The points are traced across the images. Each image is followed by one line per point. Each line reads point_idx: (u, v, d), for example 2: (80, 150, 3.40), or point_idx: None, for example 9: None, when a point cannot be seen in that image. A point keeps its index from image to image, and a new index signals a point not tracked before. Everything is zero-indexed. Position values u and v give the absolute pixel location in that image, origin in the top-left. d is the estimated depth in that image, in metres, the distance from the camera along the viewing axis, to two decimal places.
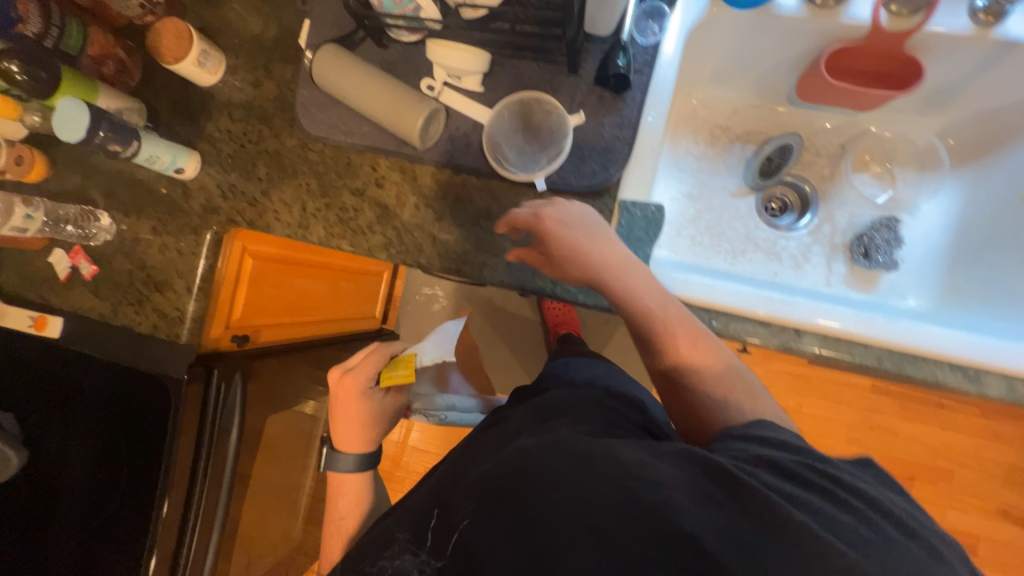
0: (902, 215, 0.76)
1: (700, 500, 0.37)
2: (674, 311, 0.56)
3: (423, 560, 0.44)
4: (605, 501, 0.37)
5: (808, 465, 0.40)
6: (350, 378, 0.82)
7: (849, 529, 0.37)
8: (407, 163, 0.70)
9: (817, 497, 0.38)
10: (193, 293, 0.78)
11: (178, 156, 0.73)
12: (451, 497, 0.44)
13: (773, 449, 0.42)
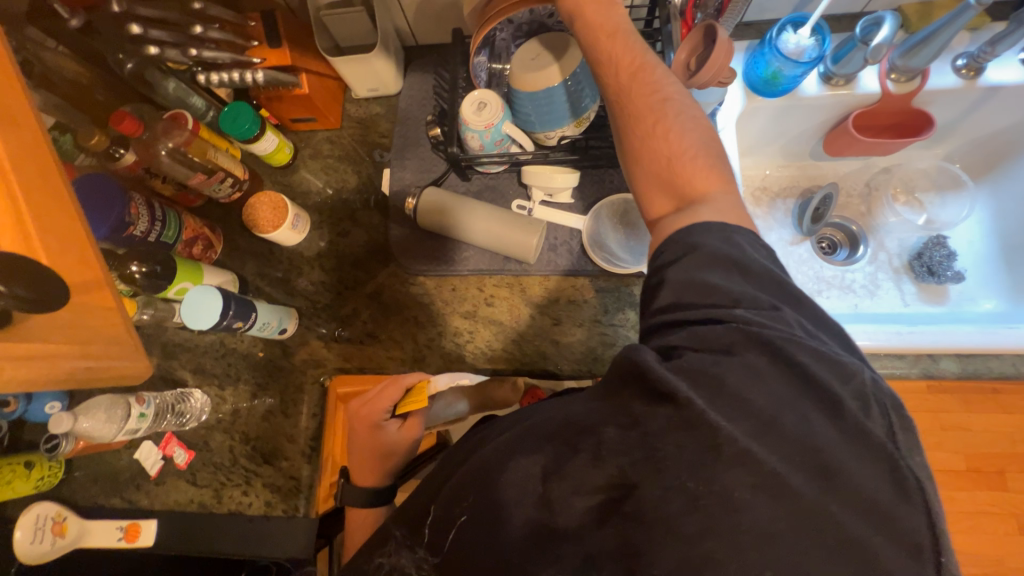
0: (943, 232, 0.85)
1: (619, 425, 0.39)
2: (653, 73, 0.50)
3: (422, 555, 0.48)
4: (583, 488, 0.39)
5: (726, 332, 0.38)
6: (361, 407, 0.62)
7: (765, 416, 0.35)
8: (513, 278, 0.74)
9: (735, 375, 0.36)
10: (308, 457, 0.74)
11: (282, 317, 0.72)
12: (449, 495, 0.46)
13: (692, 313, 0.40)
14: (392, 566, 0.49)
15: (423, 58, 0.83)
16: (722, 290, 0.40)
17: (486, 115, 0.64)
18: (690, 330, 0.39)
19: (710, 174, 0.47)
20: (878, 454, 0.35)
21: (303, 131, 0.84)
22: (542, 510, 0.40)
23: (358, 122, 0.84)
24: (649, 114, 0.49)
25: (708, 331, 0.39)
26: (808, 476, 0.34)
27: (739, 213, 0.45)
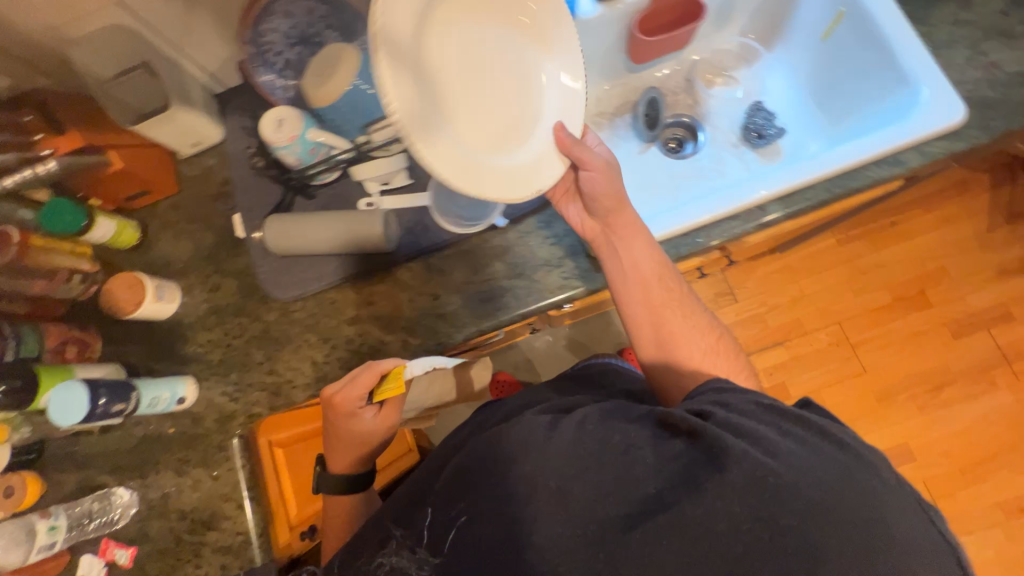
0: (758, 98, 0.93)
1: (659, 448, 0.46)
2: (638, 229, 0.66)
3: (422, 555, 0.50)
4: (608, 497, 0.44)
5: (763, 397, 0.51)
6: (340, 398, 0.65)
7: (805, 455, 0.45)
8: (384, 271, 0.76)
9: (786, 445, 0.45)
10: (247, 507, 0.73)
11: (175, 386, 0.73)
12: (465, 482, 0.50)
13: (726, 393, 0.52)
14: (393, 567, 0.51)
15: (234, 99, 0.84)
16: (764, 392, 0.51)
17: (287, 129, 0.66)
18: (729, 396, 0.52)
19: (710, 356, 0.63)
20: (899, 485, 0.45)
21: (146, 206, 0.84)
22: (547, 490, 0.45)
23: (196, 179, 0.85)
24: (656, 296, 0.65)
25: (748, 402, 0.51)
26: (837, 487, 0.43)
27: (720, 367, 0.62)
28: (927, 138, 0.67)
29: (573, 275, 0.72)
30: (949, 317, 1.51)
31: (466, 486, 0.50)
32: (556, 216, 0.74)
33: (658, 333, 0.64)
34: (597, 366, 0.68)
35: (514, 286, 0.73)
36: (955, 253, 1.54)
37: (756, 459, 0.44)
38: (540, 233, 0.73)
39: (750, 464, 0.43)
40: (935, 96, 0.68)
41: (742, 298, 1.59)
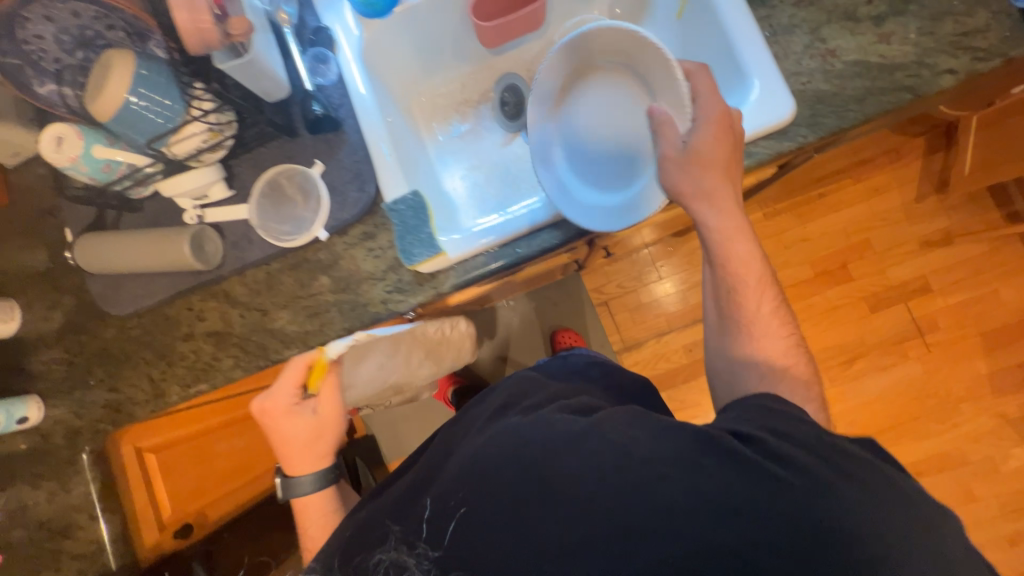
0: None
1: (691, 473, 0.43)
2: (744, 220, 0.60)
3: (422, 551, 0.48)
4: (615, 533, 0.42)
5: (777, 411, 0.50)
6: (269, 402, 0.68)
7: (817, 470, 0.44)
8: (214, 286, 0.74)
9: (840, 485, 0.43)
10: (100, 517, 0.78)
11: (12, 408, 0.74)
12: (464, 479, 0.49)
13: (776, 415, 0.50)
14: (391, 563, 0.49)
15: None
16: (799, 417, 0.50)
17: (65, 151, 0.63)
18: (749, 410, 0.51)
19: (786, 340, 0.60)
20: (910, 501, 0.44)
21: None
22: (586, 488, 0.44)
23: (25, 190, 0.81)
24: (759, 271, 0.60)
25: (758, 423, 0.49)
26: (841, 504, 0.42)
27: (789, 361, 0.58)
28: (750, 138, 0.64)
29: (395, 289, 0.71)
30: (868, 291, 1.50)
31: (466, 477, 0.49)
32: (380, 227, 0.71)
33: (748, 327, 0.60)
34: (558, 385, 0.63)
35: (340, 301, 0.72)
36: (880, 226, 1.51)
37: (784, 480, 0.43)
38: (365, 246, 0.71)
39: (826, 487, 0.43)
40: (765, 89, 0.64)
41: None
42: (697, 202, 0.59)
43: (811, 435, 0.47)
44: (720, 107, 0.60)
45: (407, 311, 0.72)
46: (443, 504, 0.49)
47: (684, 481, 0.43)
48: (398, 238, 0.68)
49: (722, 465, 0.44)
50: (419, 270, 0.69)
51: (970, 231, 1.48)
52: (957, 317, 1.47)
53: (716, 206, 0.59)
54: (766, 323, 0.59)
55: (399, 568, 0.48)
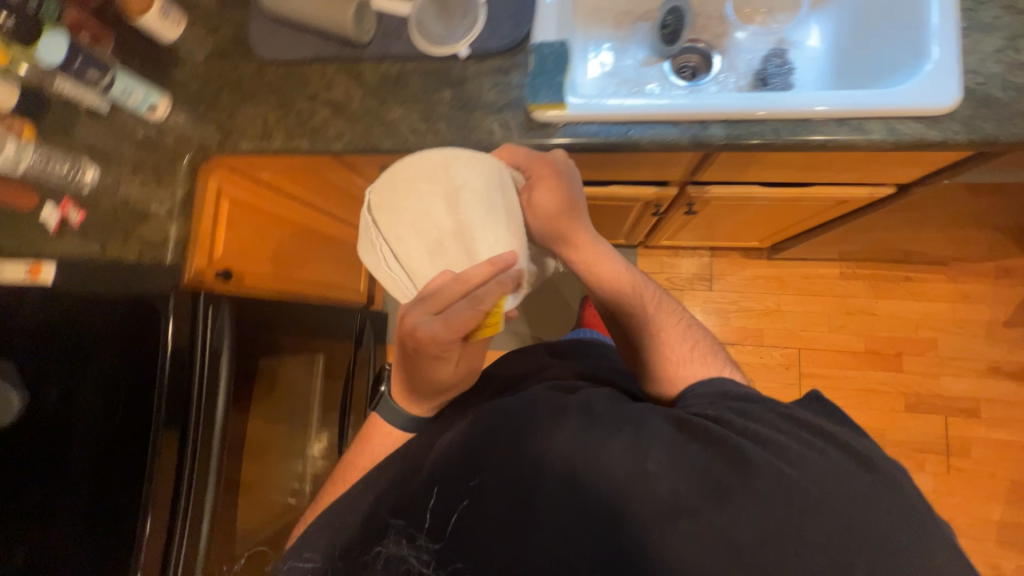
0: (789, 47, 0.87)
1: (670, 464, 0.56)
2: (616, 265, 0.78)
3: (422, 539, 0.58)
4: (608, 501, 0.55)
5: (738, 396, 0.64)
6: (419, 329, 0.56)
7: (775, 440, 0.57)
8: (350, 64, 0.81)
9: (808, 462, 0.55)
10: (175, 217, 0.88)
11: (150, 94, 0.84)
12: (457, 466, 0.60)
13: (737, 401, 0.63)
14: (393, 553, 0.58)
15: None
16: (760, 411, 0.62)
17: None
18: (701, 395, 0.67)
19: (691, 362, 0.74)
20: (855, 453, 0.56)
21: None
22: (566, 464, 0.57)
23: None
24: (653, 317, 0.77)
25: (720, 401, 0.65)
26: (803, 469, 0.54)
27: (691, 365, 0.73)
28: (900, 114, 0.64)
29: (504, 126, 0.75)
30: (912, 389, 1.43)
31: (472, 467, 0.59)
32: (516, 66, 0.76)
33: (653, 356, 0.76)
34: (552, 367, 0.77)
35: (452, 116, 0.76)
36: (955, 333, 1.44)
37: (762, 458, 0.55)
38: (494, 77, 0.76)
39: (796, 479, 0.54)
40: (937, 75, 0.63)
41: (717, 289, 1.56)
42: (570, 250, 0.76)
43: (781, 427, 0.60)
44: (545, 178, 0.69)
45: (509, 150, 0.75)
46: (450, 493, 0.59)
47: (658, 471, 0.55)
48: (531, 76, 0.71)
49: (702, 445, 0.57)
50: (534, 114, 0.73)
51: None
52: (994, 453, 1.38)
53: (579, 258, 0.77)
54: (661, 317, 0.77)
55: (401, 561, 0.57)
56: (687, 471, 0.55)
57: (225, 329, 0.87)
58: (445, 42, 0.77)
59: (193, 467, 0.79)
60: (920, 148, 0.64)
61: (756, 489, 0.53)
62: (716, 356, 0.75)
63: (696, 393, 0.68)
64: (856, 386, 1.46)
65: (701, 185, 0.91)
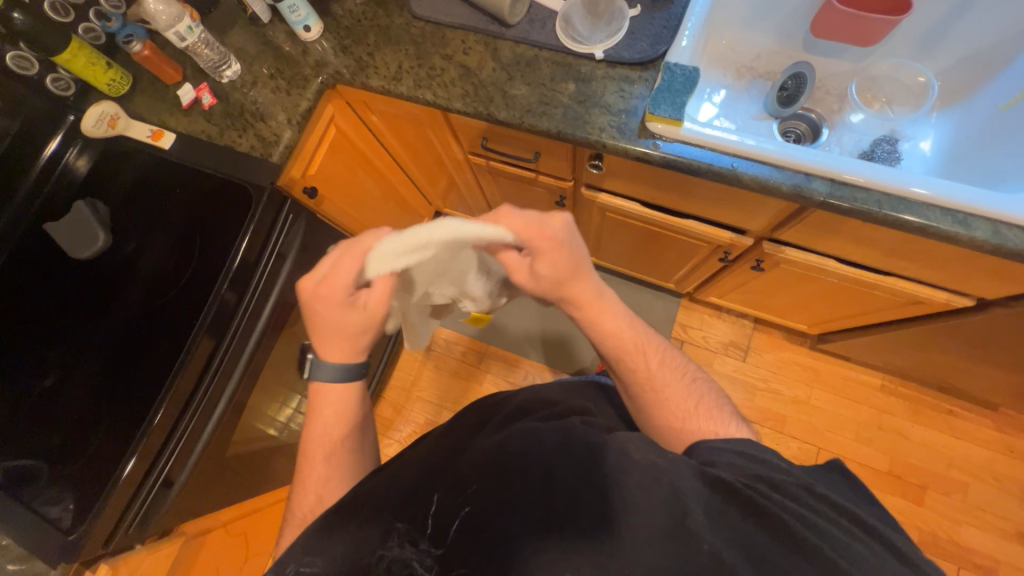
0: (901, 138, 0.89)
1: (709, 515, 0.49)
2: (615, 306, 0.71)
3: (425, 548, 0.52)
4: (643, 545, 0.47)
5: (764, 460, 0.57)
6: (326, 290, 0.62)
7: (819, 526, 0.50)
8: (490, 39, 0.88)
9: (840, 542, 0.49)
10: (290, 126, 0.94)
11: (310, 16, 0.92)
12: (470, 491, 0.54)
13: (770, 467, 0.56)
14: (397, 557, 0.52)
15: None
16: (789, 477, 0.55)
17: None
18: (720, 458, 0.58)
19: (708, 419, 0.67)
20: (898, 551, 0.50)
21: None
22: (590, 503, 0.50)
23: None
24: (658, 370, 0.70)
25: (750, 470, 0.56)
26: (846, 559, 0.47)
27: (698, 421, 0.67)
28: (1008, 220, 0.65)
29: (615, 128, 0.79)
30: (929, 528, 1.34)
31: (486, 486, 0.53)
32: (641, 79, 0.81)
33: (655, 413, 0.69)
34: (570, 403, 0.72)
35: (569, 107, 0.81)
36: (989, 484, 1.36)
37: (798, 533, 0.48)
38: (619, 84, 0.81)
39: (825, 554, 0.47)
40: None
41: (750, 362, 1.53)
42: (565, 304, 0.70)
43: (812, 497, 0.54)
44: (550, 247, 0.64)
45: (611, 150, 0.79)
46: (450, 501, 0.54)
47: (695, 522, 0.48)
48: (656, 90, 0.75)
49: (741, 515, 0.50)
50: (647, 124, 0.77)
51: None
52: None
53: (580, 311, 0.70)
54: (665, 371, 0.70)
55: (403, 565, 0.51)
56: (724, 540, 0.47)
57: (297, 237, 0.96)
58: (584, 41, 0.84)
59: (232, 346, 0.86)
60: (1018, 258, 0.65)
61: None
62: (724, 411, 0.69)
63: (705, 452, 0.61)
64: None
65: (777, 244, 0.93)
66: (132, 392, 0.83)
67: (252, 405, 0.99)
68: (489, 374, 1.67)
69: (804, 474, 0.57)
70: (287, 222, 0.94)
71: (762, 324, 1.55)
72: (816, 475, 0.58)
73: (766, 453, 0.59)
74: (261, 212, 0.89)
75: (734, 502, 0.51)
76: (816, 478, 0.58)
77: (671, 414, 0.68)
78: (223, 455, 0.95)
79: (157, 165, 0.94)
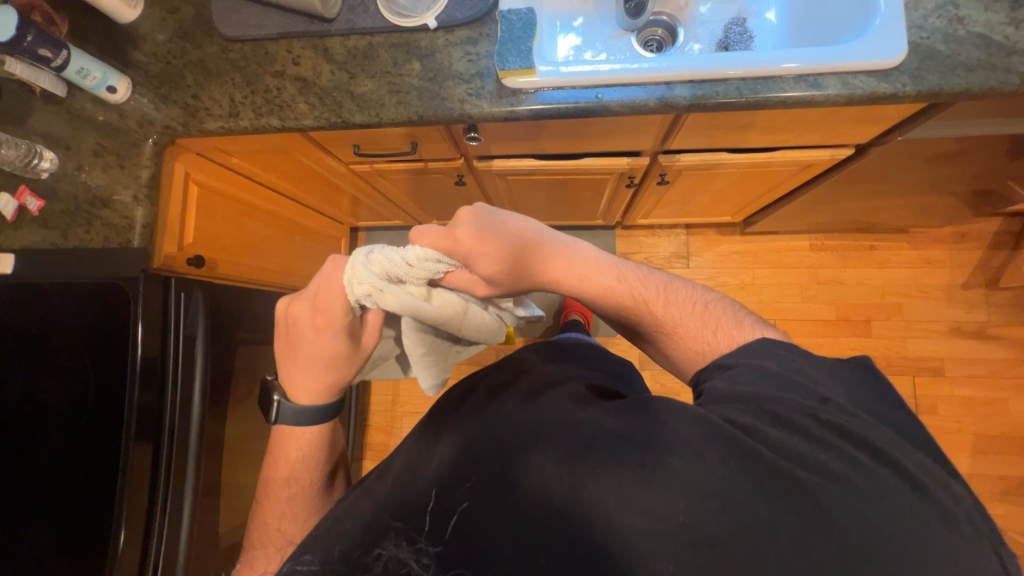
0: (748, 15, 0.90)
1: (687, 459, 0.45)
2: (588, 269, 0.64)
3: (422, 547, 0.49)
4: (630, 505, 0.45)
5: (762, 380, 0.49)
6: (312, 317, 0.60)
7: (807, 457, 0.44)
8: (318, 40, 0.81)
9: (824, 469, 0.43)
10: (140, 202, 0.85)
11: (109, 74, 0.81)
12: (454, 478, 0.52)
13: (768, 390, 0.48)
14: (392, 557, 0.50)
15: None
16: (792, 400, 0.47)
17: None
18: (719, 377, 0.52)
19: (730, 338, 0.58)
20: (896, 466, 0.43)
21: None
22: (563, 470, 0.48)
23: None
24: (665, 310, 0.62)
25: (743, 395, 0.49)
26: (825, 483, 0.42)
27: (720, 345, 0.58)
28: (853, 70, 0.68)
29: (474, 94, 0.75)
30: (881, 353, 1.49)
31: (469, 470, 0.51)
32: (484, 36, 0.77)
33: (679, 352, 0.62)
34: (546, 364, 0.66)
35: (422, 88, 0.76)
36: (918, 297, 1.51)
37: (777, 463, 0.43)
38: (463, 48, 0.77)
39: (800, 483, 0.43)
40: (883, 34, 0.68)
41: (694, 266, 1.59)
42: (542, 283, 0.65)
43: (809, 417, 0.46)
44: (474, 236, 0.59)
45: (479, 119, 0.76)
46: (449, 496, 0.51)
47: (674, 476, 0.44)
48: (500, 43, 0.71)
49: (718, 454, 0.44)
50: (505, 81, 0.73)
51: (1005, 334, 1.47)
52: (960, 407, 1.45)
53: (559, 285, 0.65)
54: (671, 304, 0.62)
55: (401, 564, 0.49)
56: (703, 494, 0.43)
57: (200, 316, 0.88)
58: (412, 14, 0.78)
59: (172, 449, 0.80)
60: (873, 100, 0.68)
61: (779, 515, 0.41)
62: (741, 320, 0.61)
63: (715, 373, 0.54)
64: (830, 352, 1.51)
65: (672, 154, 0.94)
66: (83, 535, 0.76)
67: (225, 489, 0.95)
68: (462, 365, 1.66)
69: (815, 383, 0.48)
70: (181, 305, 0.85)
71: (694, 228, 1.61)
72: (835, 383, 0.49)
73: (779, 363, 0.51)
74: (144, 300, 0.80)
75: (716, 447, 0.45)
76: (834, 390, 0.48)
77: (693, 339, 0.60)
78: (215, 549, 0.91)
79: (10, 293, 0.83)
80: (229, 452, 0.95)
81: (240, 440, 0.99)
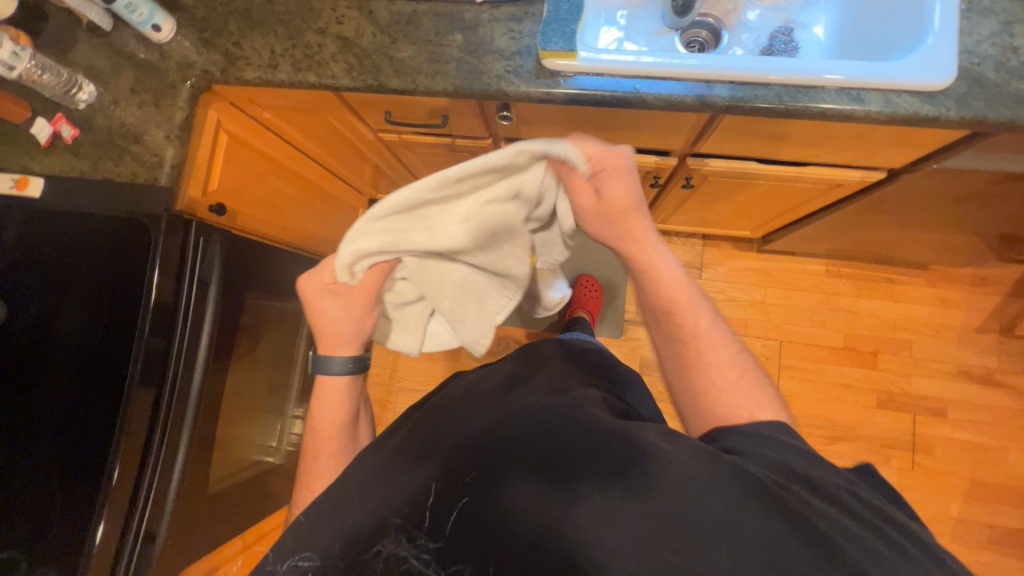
0: (795, 27, 0.89)
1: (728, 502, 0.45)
2: (672, 262, 0.67)
3: (422, 543, 0.47)
4: (658, 541, 0.44)
5: (789, 447, 0.52)
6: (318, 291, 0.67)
7: (849, 526, 0.44)
8: (363, 2, 0.82)
9: (862, 539, 0.44)
10: (171, 142, 0.86)
11: (155, 13, 0.82)
12: (455, 471, 0.51)
13: (800, 459, 0.50)
14: (392, 555, 0.47)
15: None
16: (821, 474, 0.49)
17: None
18: (742, 437, 0.54)
19: (750, 398, 0.60)
20: (925, 546, 0.45)
21: None
22: (592, 493, 0.47)
23: None
24: (709, 335, 0.64)
25: (778, 459, 0.50)
26: (870, 553, 0.42)
27: (736, 397, 0.60)
28: (897, 88, 0.67)
29: (513, 72, 0.75)
30: (884, 387, 1.48)
31: (475, 465, 0.50)
32: (529, 15, 0.77)
33: (694, 380, 0.63)
34: (563, 374, 0.67)
35: (461, 60, 0.76)
36: (930, 336, 1.49)
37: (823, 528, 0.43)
38: (507, 25, 0.77)
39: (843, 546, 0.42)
40: (931, 55, 0.67)
41: (706, 277, 1.58)
42: (623, 249, 0.67)
43: (840, 488, 0.48)
44: (619, 174, 0.63)
45: (514, 97, 0.76)
46: (448, 487, 0.50)
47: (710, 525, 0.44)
48: (545, 22, 0.71)
49: (764, 507, 0.44)
50: (545, 62, 0.73)
51: (1015, 384, 1.44)
52: (958, 452, 1.43)
53: (638, 259, 0.67)
54: (711, 339, 0.64)
55: (401, 562, 0.47)
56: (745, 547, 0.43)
57: (215, 262, 0.89)
58: None
59: (174, 390, 0.82)
60: (914, 121, 0.67)
61: None
62: (765, 392, 0.61)
63: (732, 432, 0.56)
64: (833, 380, 1.49)
65: (701, 158, 0.93)
66: (80, 462, 0.78)
67: (220, 437, 0.96)
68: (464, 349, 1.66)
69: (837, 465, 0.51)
70: (199, 249, 0.87)
71: (710, 239, 1.60)
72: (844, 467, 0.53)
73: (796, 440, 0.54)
74: (165, 239, 0.82)
75: (761, 500, 0.45)
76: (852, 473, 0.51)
77: (720, 377, 0.62)
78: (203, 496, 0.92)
79: (29, 216, 0.84)
80: (227, 404, 0.97)
81: (238, 394, 1.01)
